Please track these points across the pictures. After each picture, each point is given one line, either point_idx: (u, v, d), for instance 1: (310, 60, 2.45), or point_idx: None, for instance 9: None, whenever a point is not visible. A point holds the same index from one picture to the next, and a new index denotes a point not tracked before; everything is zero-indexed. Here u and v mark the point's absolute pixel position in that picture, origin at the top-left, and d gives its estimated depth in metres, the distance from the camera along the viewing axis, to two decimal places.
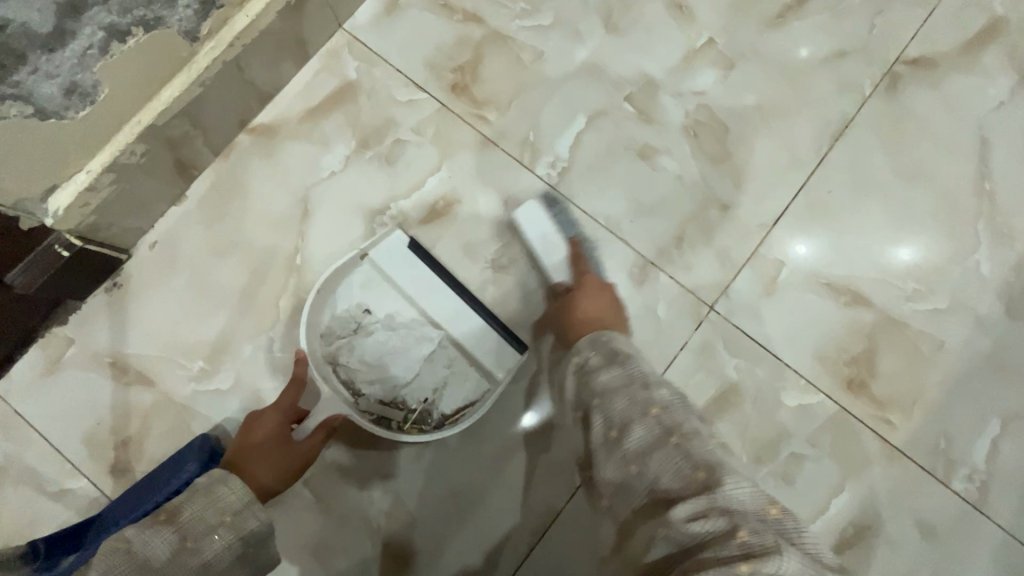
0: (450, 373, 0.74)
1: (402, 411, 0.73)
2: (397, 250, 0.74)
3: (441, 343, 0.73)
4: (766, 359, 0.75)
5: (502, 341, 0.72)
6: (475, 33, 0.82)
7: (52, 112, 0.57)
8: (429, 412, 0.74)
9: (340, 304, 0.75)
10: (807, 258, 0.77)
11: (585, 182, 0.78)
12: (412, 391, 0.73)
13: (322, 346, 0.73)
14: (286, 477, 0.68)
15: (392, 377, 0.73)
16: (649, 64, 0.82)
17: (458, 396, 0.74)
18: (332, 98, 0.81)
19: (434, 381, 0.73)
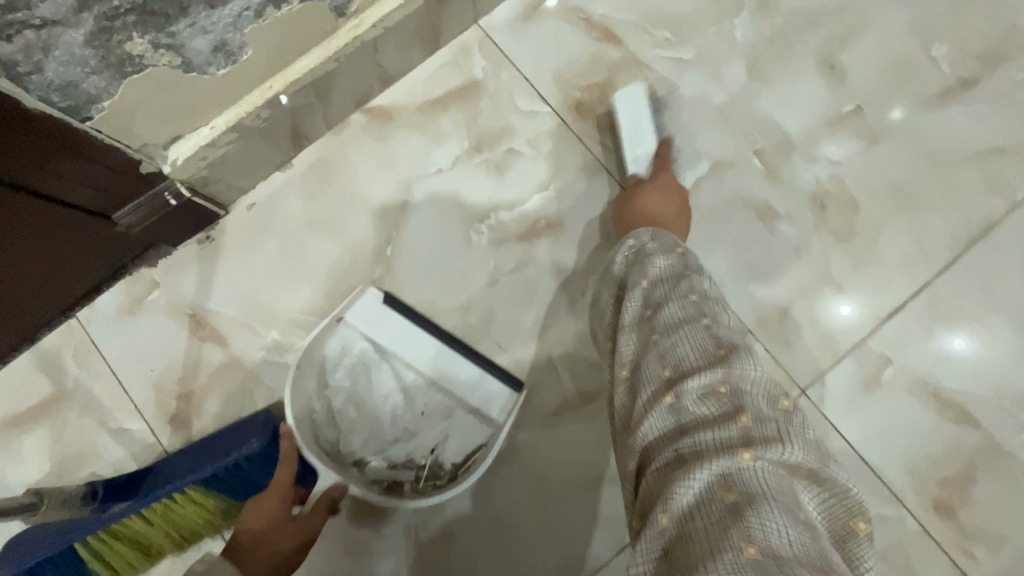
0: (449, 425, 0.71)
1: (411, 470, 0.72)
2: (378, 317, 0.71)
3: (437, 397, 0.71)
4: (851, 458, 0.70)
5: (500, 383, 0.70)
6: (611, 54, 0.79)
7: (195, 66, 0.56)
8: (439, 465, 0.72)
9: (326, 381, 0.72)
10: (847, 319, 0.73)
11: (696, 233, 0.75)
12: (415, 445, 0.72)
13: (312, 423, 0.70)
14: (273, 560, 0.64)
15: (395, 439, 0.72)
16: (787, 122, 0.77)
17: (464, 444, 0.71)
18: (453, 93, 0.78)
19: (433, 433, 0.71)
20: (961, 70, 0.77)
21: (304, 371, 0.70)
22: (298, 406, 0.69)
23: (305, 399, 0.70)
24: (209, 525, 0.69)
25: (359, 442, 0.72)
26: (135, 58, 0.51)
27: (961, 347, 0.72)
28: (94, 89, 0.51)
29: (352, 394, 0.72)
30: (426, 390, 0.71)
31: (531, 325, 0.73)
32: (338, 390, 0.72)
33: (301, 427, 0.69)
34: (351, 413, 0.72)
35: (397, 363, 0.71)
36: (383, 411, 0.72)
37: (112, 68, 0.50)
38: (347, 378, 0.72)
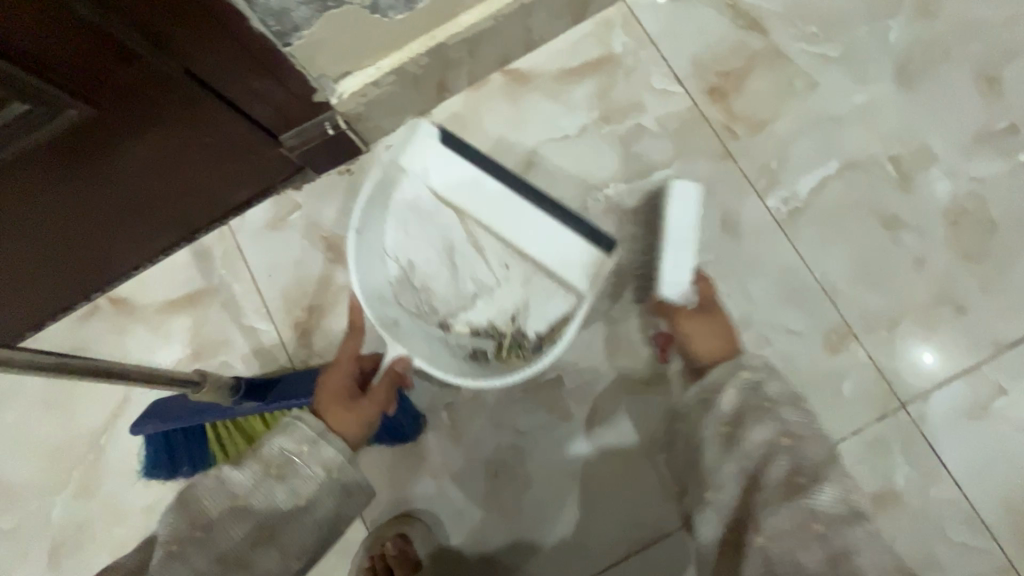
0: (529, 291, 0.68)
1: (493, 339, 0.69)
2: (443, 180, 0.65)
3: (531, 274, 0.68)
4: (944, 481, 0.68)
5: (588, 246, 0.62)
6: (753, 43, 0.79)
7: (379, 8, 0.62)
8: (522, 335, 0.69)
9: (402, 255, 0.69)
10: (931, 366, 0.70)
11: (814, 230, 0.74)
12: (495, 319, 0.70)
13: (385, 301, 0.65)
14: (350, 427, 0.62)
15: (463, 308, 0.70)
16: (930, 132, 0.75)
17: (547, 314, 0.68)
18: (590, 65, 0.81)
19: (514, 298, 0.69)
20: None
21: (372, 237, 0.65)
22: (368, 279, 0.64)
23: (375, 270, 0.66)
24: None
25: (438, 306, 0.69)
26: None
27: None
28: (301, 18, 0.58)
29: (439, 275, 0.69)
30: (518, 269, 0.68)
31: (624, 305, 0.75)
32: (402, 253, 0.68)
33: (370, 300, 0.63)
34: (432, 292, 0.69)
35: (489, 253, 0.68)
36: (467, 297, 0.70)
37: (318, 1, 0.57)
38: (432, 255, 0.69)
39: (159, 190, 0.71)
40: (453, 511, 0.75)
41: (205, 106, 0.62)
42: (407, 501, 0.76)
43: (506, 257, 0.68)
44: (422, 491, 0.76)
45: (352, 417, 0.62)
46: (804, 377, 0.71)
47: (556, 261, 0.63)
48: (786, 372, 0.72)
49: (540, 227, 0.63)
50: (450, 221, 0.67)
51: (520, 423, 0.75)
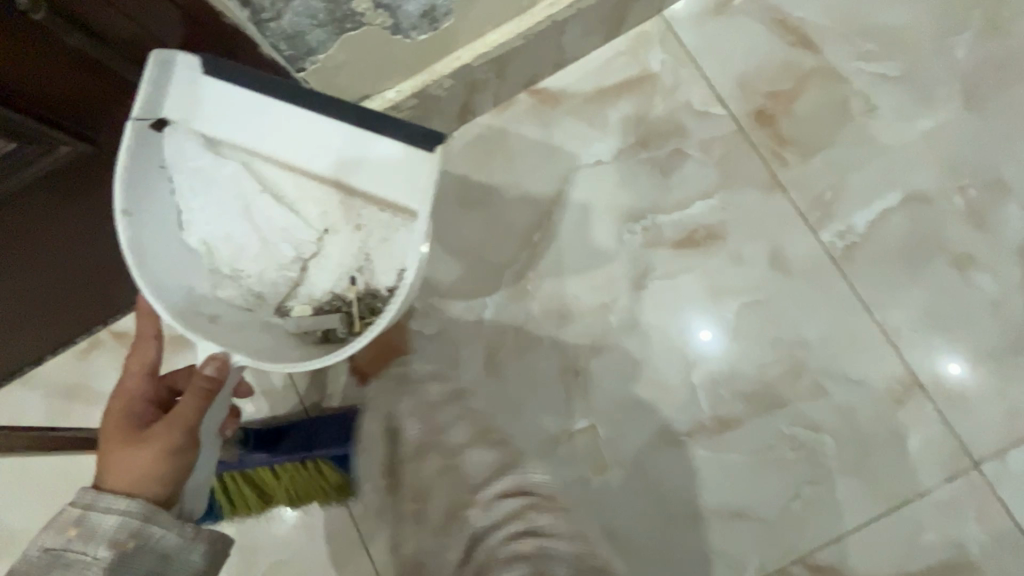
0: (368, 233, 0.47)
1: (339, 312, 0.48)
2: (239, 123, 0.45)
3: (361, 206, 0.47)
4: (1022, 551, 0.61)
5: (406, 145, 0.45)
6: (804, 62, 0.73)
7: (401, 29, 0.57)
8: (372, 294, 0.47)
9: (192, 232, 0.46)
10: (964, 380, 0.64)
11: (874, 269, 0.67)
12: (340, 287, 0.48)
13: (189, 302, 0.44)
14: (138, 480, 0.41)
15: (293, 287, 0.48)
16: (1003, 160, 0.68)
17: (395, 253, 0.47)
18: (625, 85, 0.75)
19: (353, 250, 0.48)
20: None
21: (149, 222, 0.43)
22: (158, 281, 0.42)
23: (183, 268, 0.45)
24: (322, 493, 0.69)
25: (266, 298, 0.47)
26: (356, 15, 0.52)
27: None
28: (315, 41, 0.52)
29: (241, 252, 0.47)
30: (342, 203, 0.47)
31: (664, 348, 0.69)
32: (197, 238, 0.46)
33: (169, 305, 0.42)
34: (249, 280, 0.47)
35: (299, 198, 0.47)
36: (289, 266, 0.48)
37: (334, 23, 0.52)
38: (225, 226, 0.46)
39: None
40: None
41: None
42: None
43: (328, 198, 0.47)
44: None
45: (145, 456, 0.42)
46: (864, 431, 0.65)
47: (394, 187, 0.45)
48: (844, 425, 0.65)
49: (372, 146, 0.45)
50: (236, 175, 0.46)
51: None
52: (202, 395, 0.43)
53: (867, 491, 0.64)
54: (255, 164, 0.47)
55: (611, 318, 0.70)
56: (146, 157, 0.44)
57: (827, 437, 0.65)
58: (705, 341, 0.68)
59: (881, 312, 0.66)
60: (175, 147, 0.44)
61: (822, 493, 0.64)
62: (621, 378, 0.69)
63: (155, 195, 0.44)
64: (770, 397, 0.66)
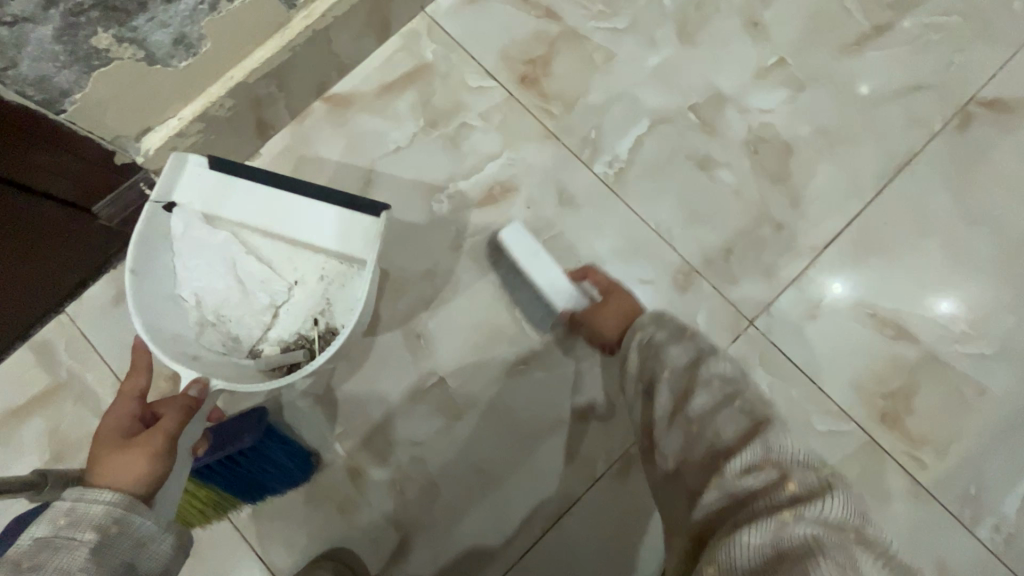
0: (327, 287, 0.68)
1: (304, 347, 0.68)
2: (222, 204, 0.63)
3: (325, 262, 0.67)
4: (798, 380, 0.75)
5: (360, 214, 0.64)
6: (550, 29, 0.84)
7: (158, 59, 0.62)
8: (330, 333, 0.68)
9: (185, 287, 0.64)
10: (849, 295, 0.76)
11: (641, 186, 0.80)
12: (308, 326, 0.68)
13: (179, 342, 0.61)
14: (133, 475, 0.50)
15: (267, 329, 0.67)
16: (717, 77, 0.83)
17: (351, 295, 0.68)
18: (406, 77, 0.84)
19: (314, 299, 0.68)
20: (874, 18, 0.83)
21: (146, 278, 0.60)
22: (156, 325, 0.59)
23: (176, 315, 0.62)
24: (197, 515, 0.71)
25: (241, 339, 0.66)
26: (102, 52, 0.56)
27: (869, 299, 0.76)
28: (65, 82, 0.56)
29: (225, 301, 0.65)
30: (309, 262, 0.67)
31: (489, 294, 0.78)
32: (190, 289, 0.64)
33: (163, 343, 0.58)
34: (229, 323, 0.65)
35: (279, 261, 0.67)
36: (265, 311, 0.67)
37: (79, 62, 0.55)
38: (209, 282, 0.64)
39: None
40: (368, 539, 0.74)
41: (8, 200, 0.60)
42: (321, 541, 0.74)
43: (301, 260, 0.67)
44: (334, 526, 0.74)
45: (134, 456, 0.51)
46: None
47: (352, 247, 0.64)
48: None
49: (333, 219, 0.64)
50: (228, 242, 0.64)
51: (416, 434, 0.75)
52: (186, 409, 0.55)
53: None
54: (243, 236, 0.65)
55: (437, 281, 0.78)
56: (155, 229, 0.61)
57: None
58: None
59: (652, 219, 0.79)
60: (180, 223, 0.62)
61: None
62: (457, 330, 0.77)
63: (152, 257, 0.61)
64: None
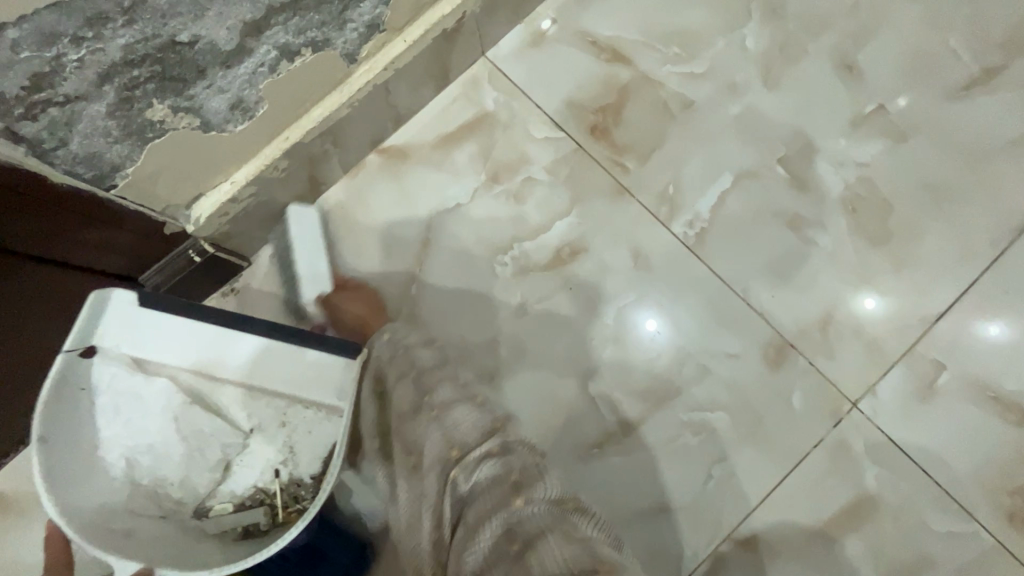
0: (291, 433, 0.61)
1: (265, 506, 0.61)
2: (169, 346, 0.58)
3: (288, 407, 0.60)
4: (910, 473, 0.66)
5: (328, 356, 0.59)
6: (621, 75, 0.78)
7: (214, 125, 0.57)
8: (298, 484, 0.61)
9: (110, 449, 0.56)
10: (969, 373, 0.68)
11: (725, 249, 0.72)
12: (268, 478, 0.61)
13: (107, 516, 0.53)
14: None
15: (227, 482, 0.61)
16: (808, 126, 0.75)
17: (317, 442, 0.61)
18: (466, 127, 0.78)
19: (276, 449, 0.61)
20: (984, 60, 0.75)
21: (60, 446, 0.52)
22: (78, 503, 0.52)
23: (101, 482, 0.55)
24: None
25: (183, 502, 0.59)
26: (156, 124, 0.52)
27: (991, 378, 0.68)
28: (118, 157, 0.51)
29: (162, 462, 0.58)
30: (266, 408, 0.60)
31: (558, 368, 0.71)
32: (118, 450, 0.56)
33: (86, 524, 0.51)
34: (169, 487, 0.58)
35: (229, 404, 0.60)
36: (214, 468, 0.60)
37: (133, 135, 0.51)
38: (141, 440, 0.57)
39: (20, 379, 0.61)
40: None
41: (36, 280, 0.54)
42: None
43: (254, 404, 0.60)
44: None
45: None
46: (749, 399, 0.69)
47: (317, 391, 0.59)
48: (729, 398, 0.69)
49: (297, 361, 0.59)
50: (165, 389, 0.58)
51: None
52: None
53: (765, 454, 0.68)
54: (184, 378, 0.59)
55: (502, 352, 0.72)
56: (71, 385, 0.54)
57: (720, 414, 0.69)
58: (650, 330, 0.71)
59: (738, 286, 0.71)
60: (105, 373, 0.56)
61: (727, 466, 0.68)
62: (523, 407, 0.71)
63: (68, 420, 0.54)
64: (664, 388, 0.70)
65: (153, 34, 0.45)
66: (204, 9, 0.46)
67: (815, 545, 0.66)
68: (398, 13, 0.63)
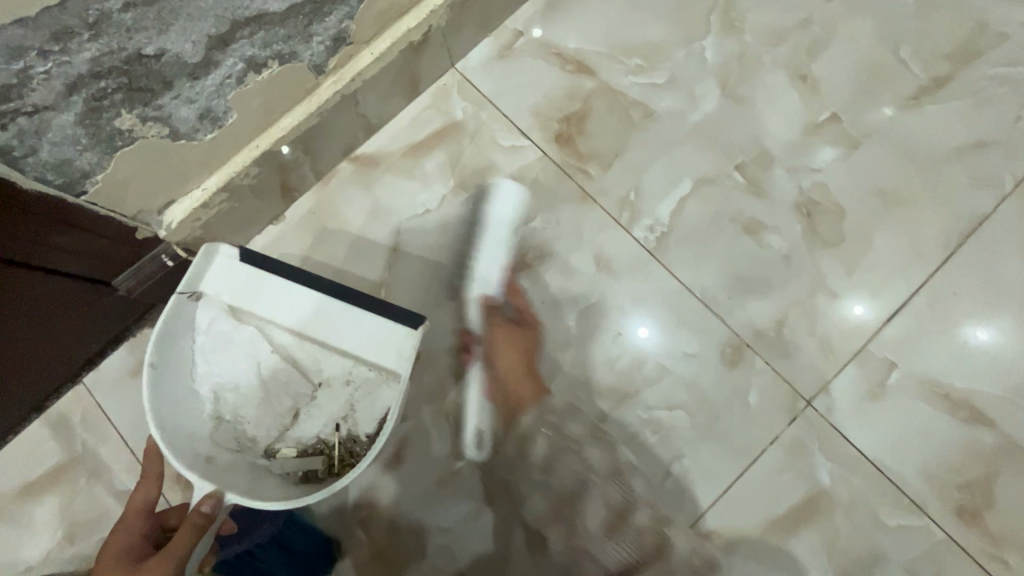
0: (353, 392, 0.66)
1: (325, 456, 0.66)
2: (260, 300, 0.64)
3: (354, 367, 0.65)
4: (863, 468, 0.68)
5: (397, 323, 0.63)
6: (585, 85, 0.81)
7: (183, 134, 0.59)
8: (354, 441, 0.67)
9: (204, 382, 0.64)
10: (919, 371, 0.70)
11: (684, 252, 0.75)
12: (330, 431, 0.67)
13: (193, 441, 0.61)
14: None
15: (295, 429, 0.67)
16: (764, 134, 0.78)
17: (377, 404, 0.66)
18: (436, 135, 0.81)
19: (340, 405, 0.67)
20: (933, 70, 0.78)
21: (166, 370, 0.60)
22: (173, 423, 0.59)
23: (193, 409, 0.63)
24: None
25: (257, 440, 0.65)
26: (125, 132, 0.54)
27: (940, 376, 0.70)
28: (87, 164, 0.53)
29: (244, 400, 0.65)
30: (337, 366, 0.66)
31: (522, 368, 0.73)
32: (210, 383, 0.64)
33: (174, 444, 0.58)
34: (247, 424, 0.65)
35: (306, 361, 0.66)
36: (286, 413, 0.66)
37: (102, 144, 0.53)
38: (228, 376, 0.65)
39: None
40: None
41: (20, 282, 0.55)
42: None
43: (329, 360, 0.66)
44: None
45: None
46: (707, 398, 0.71)
47: (381, 354, 0.63)
48: (687, 397, 0.71)
49: (367, 324, 0.63)
50: (252, 337, 0.64)
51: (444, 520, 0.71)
52: (199, 527, 0.55)
53: (721, 451, 0.69)
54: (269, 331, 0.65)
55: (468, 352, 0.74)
56: (179, 322, 0.62)
57: (679, 412, 0.71)
58: (644, 337, 0.73)
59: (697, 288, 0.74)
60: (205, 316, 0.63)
61: (685, 464, 0.69)
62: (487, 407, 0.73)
63: (173, 351, 0.62)
64: (625, 388, 0.72)
65: (118, 48, 0.47)
66: (168, 23, 0.49)
67: (771, 539, 0.67)
68: (363, 27, 0.66)
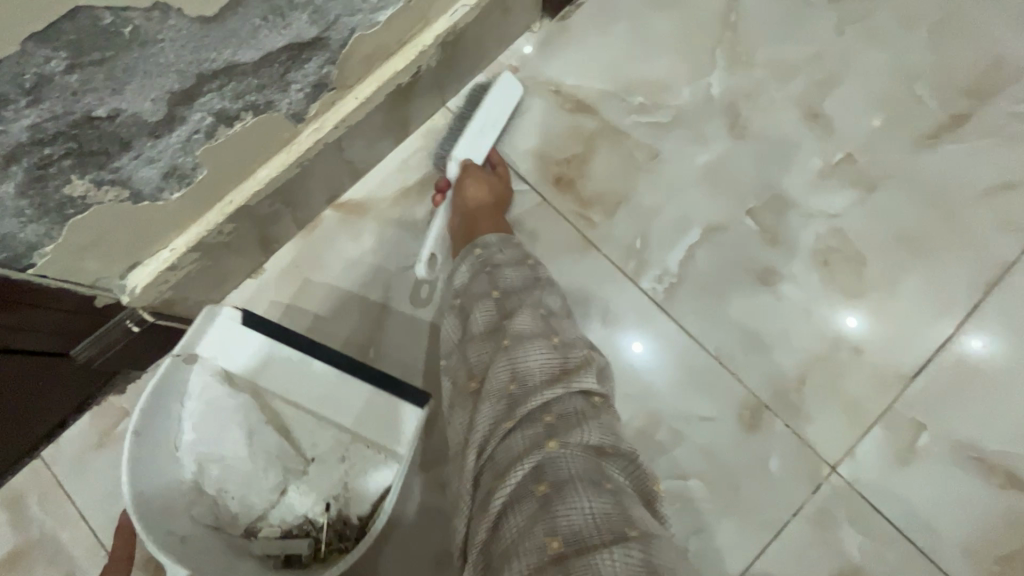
0: (346, 468, 0.63)
1: (309, 538, 0.61)
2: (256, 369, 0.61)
3: (350, 443, 0.63)
4: (894, 541, 0.63)
5: (399, 402, 0.60)
6: (585, 124, 0.76)
7: (146, 195, 0.53)
8: (345, 522, 0.62)
9: (189, 451, 0.61)
10: (949, 433, 0.65)
11: (695, 305, 0.70)
12: (318, 510, 0.62)
13: (168, 516, 0.57)
14: None
15: (279, 506, 0.62)
16: (776, 176, 0.73)
17: (372, 485, 0.62)
18: (427, 180, 0.75)
19: (332, 482, 0.63)
20: (951, 108, 0.74)
21: (149, 437, 0.58)
22: (147, 495, 0.56)
23: (172, 478, 0.59)
24: None
25: (239, 518, 0.61)
26: (77, 199, 0.48)
27: (972, 437, 0.65)
28: (33, 236, 0.47)
29: (231, 473, 0.61)
30: (334, 439, 0.63)
31: None
32: (196, 453, 0.61)
33: (148, 520, 0.54)
34: (231, 500, 0.61)
35: (301, 433, 0.64)
36: (273, 490, 0.62)
37: (50, 214, 0.47)
38: (215, 448, 0.61)
39: None
40: None
41: None
42: None
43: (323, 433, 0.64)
44: None
45: None
46: (725, 465, 0.66)
47: (377, 433, 0.60)
48: (703, 464, 0.66)
49: (364, 400, 0.60)
50: (245, 404, 0.62)
51: None
52: None
53: (742, 524, 0.64)
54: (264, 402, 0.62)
55: None
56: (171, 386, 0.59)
57: (695, 481, 0.65)
58: (638, 353, 0.69)
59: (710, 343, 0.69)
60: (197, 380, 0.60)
61: (703, 539, 0.64)
62: None
63: (160, 418, 0.59)
64: None
65: (65, 112, 0.41)
66: (122, 81, 0.43)
67: None
68: (346, 72, 0.61)
